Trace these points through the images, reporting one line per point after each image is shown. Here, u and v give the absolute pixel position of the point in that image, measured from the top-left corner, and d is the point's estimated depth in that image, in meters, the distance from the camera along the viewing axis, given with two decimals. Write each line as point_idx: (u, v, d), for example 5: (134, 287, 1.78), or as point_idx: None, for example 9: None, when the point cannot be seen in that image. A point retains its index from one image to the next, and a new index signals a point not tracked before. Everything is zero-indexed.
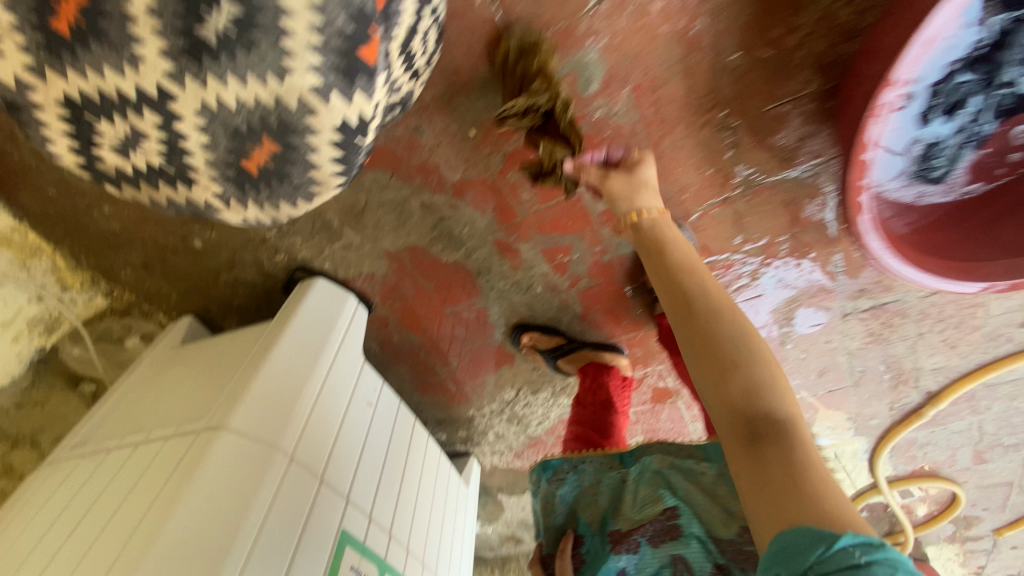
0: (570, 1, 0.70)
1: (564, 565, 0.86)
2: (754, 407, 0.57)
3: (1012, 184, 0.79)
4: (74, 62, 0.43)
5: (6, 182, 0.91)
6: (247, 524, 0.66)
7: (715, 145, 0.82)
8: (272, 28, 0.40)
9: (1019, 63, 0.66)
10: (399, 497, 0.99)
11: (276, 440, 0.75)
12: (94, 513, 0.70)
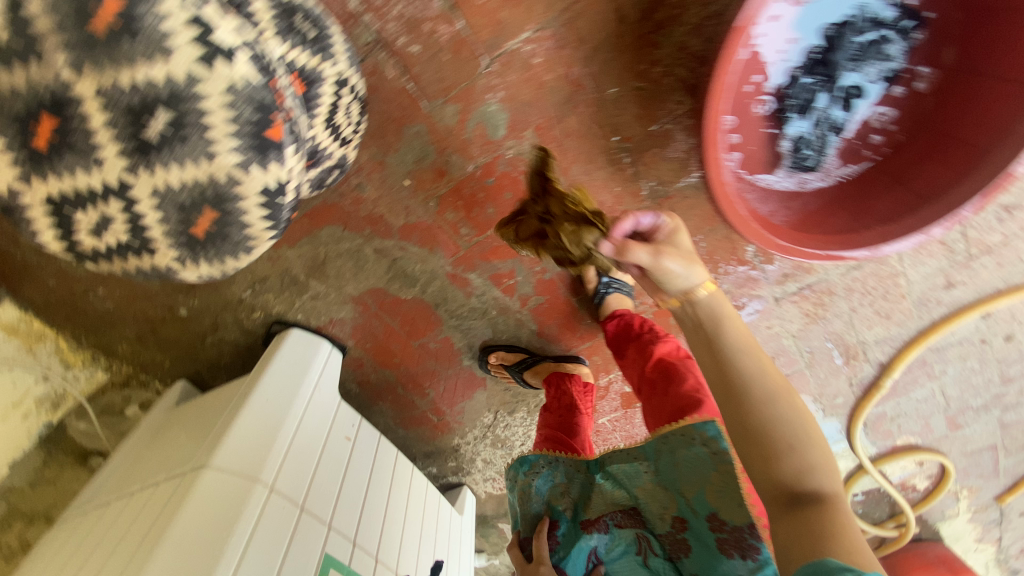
0: (466, 65, 0.84)
1: (540, 544, 0.96)
2: (803, 487, 0.58)
3: (879, 164, 0.89)
4: (56, 170, 0.56)
5: (11, 278, 1.04)
6: (230, 548, 0.74)
7: (616, 165, 0.95)
8: (197, 124, 0.52)
9: (845, 61, 0.80)
10: (383, 523, 1.05)
11: (255, 473, 0.84)
12: (96, 557, 0.78)
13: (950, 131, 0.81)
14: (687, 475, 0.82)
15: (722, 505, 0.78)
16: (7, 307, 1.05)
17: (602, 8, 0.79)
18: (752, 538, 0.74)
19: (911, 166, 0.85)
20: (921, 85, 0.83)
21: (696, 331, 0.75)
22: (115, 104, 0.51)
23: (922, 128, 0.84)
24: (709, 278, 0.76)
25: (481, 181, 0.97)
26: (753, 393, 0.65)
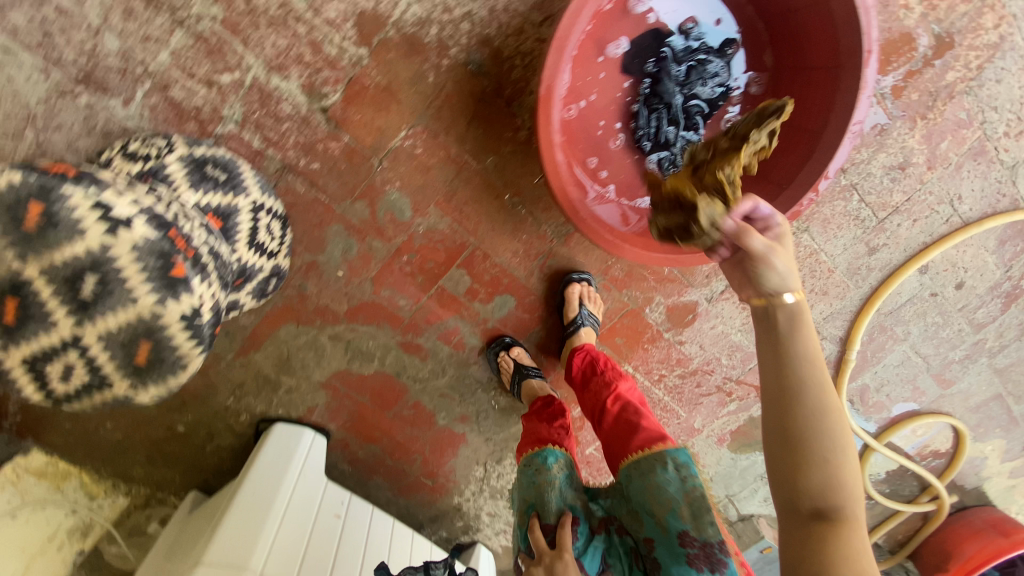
0: (362, 168, 0.99)
1: (566, 536, 0.82)
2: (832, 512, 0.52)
3: None
4: (24, 338, 0.69)
5: (34, 427, 1.19)
6: None
7: (516, 217, 1.06)
8: (117, 278, 0.66)
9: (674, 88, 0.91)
10: None
11: (244, 561, 0.92)
12: None
13: (790, 121, 0.89)
14: (663, 493, 0.81)
15: (694, 524, 0.79)
16: (34, 454, 1.18)
17: (458, 98, 0.94)
18: (719, 553, 0.77)
19: (768, 159, 0.92)
20: (756, 90, 0.93)
21: (762, 324, 0.60)
22: (54, 278, 0.65)
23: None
24: (801, 285, 0.59)
25: (402, 258, 1.09)
26: (808, 398, 0.54)
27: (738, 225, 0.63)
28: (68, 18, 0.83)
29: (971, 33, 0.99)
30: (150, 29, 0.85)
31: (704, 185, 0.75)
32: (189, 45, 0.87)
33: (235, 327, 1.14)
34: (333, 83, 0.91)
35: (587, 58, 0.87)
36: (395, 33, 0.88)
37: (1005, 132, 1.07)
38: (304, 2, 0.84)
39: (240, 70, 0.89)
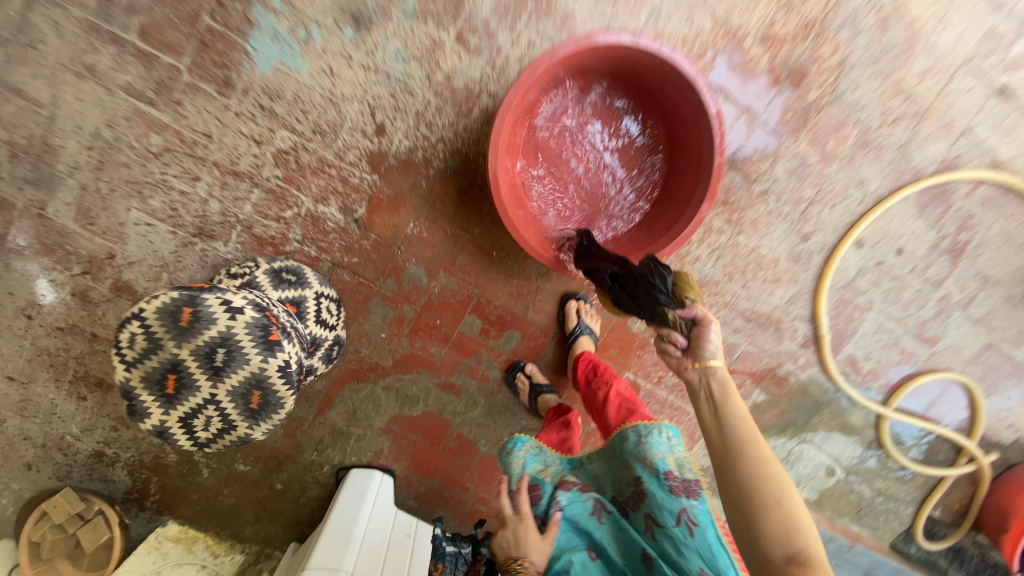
0: (388, 256, 1.36)
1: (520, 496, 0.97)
2: (786, 533, 0.70)
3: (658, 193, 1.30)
4: (180, 400, 1.06)
5: (185, 495, 1.56)
6: None
7: (507, 267, 1.38)
8: (235, 346, 1.02)
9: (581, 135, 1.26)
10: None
11: (340, 560, 1.18)
12: None
13: (685, 157, 1.22)
14: (652, 445, 0.95)
15: (677, 466, 0.92)
16: (170, 524, 1.55)
17: (445, 192, 1.32)
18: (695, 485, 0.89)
19: (675, 186, 1.25)
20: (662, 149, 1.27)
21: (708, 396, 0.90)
22: (196, 356, 1.02)
23: (672, 163, 1.26)
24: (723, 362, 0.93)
25: (427, 315, 1.42)
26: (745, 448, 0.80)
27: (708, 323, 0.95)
28: (187, 196, 1.29)
29: (820, 56, 1.25)
30: (237, 192, 1.29)
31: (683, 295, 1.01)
32: (263, 198, 1.30)
33: (313, 392, 1.46)
34: (358, 201, 1.31)
35: (588, 96, 1.23)
36: (394, 160, 1.29)
37: (881, 123, 1.31)
38: (333, 154, 1.27)
39: (296, 206, 1.31)
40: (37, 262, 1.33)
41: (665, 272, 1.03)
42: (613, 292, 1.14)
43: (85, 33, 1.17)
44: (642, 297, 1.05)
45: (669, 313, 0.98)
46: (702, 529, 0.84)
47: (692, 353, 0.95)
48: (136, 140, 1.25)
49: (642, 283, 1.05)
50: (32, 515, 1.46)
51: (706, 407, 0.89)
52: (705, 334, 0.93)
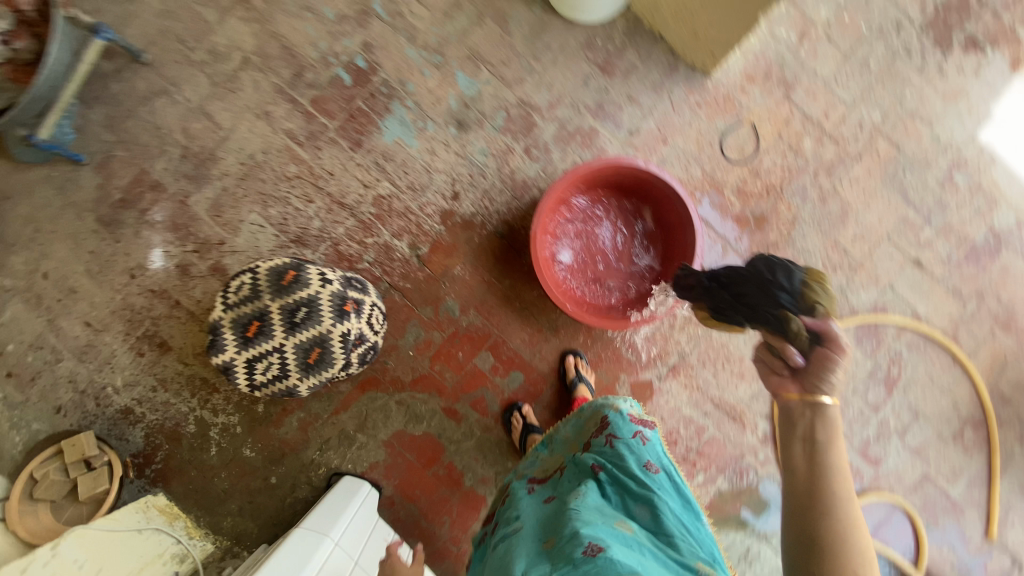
0: (434, 289, 1.73)
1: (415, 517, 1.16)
2: None
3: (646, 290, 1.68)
4: (252, 343, 1.32)
5: (185, 470, 1.69)
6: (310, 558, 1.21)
7: (523, 316, 1.75)
8: (315, 307, 1.32)
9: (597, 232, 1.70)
10: None
11: (326, 531, 1.33)
12: None
13: (670, 261, 1.64)
14: (614, 399, 1.16)
15: (634, 410, 1.14)
16: (160, 495, 1.66)
17: (489, 251, 1.74)
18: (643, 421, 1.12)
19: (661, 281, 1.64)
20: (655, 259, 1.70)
21: (802, 435, 0.85)
22: (282, 309, 1.32)
23: (658, 265, 1.68)
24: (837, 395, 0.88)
25: (452, 342, 1.73)
26: (836, 505, 0.77)
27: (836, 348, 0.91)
28: (297, 211, 1.70)
29: (778, 211, 1.74)
30: (337, 217, 1.71)
31: (814, 297, 1.02)
32: (354, 226, 1.70)
33: (337, 391, 1.70)
34: (424, 242, 1.72)
35: (608, 206, 1.70)
36: (459, 219, 1.73)
37: (825, 267, 1.73)
38: (416, 205, 1.73)
39: (377, 236, 1.72)
40: (161, 235, 1.70)
41: (791, 272, 1.08)
42: (713, 294, 1.27)
43: (275, 93, 1.73)
44: (761, 300, 1.10)
45: (793, 321, 0.99)
46: (650, 444, 1.08)
47: (803, 383, 0.90)
48: (278, 165, 1.71)
49: (759, 280, 1.13)
50: (47, 451, 1.61)
51: (799, 446, 0.84)
52: (827, 366, 0.89)
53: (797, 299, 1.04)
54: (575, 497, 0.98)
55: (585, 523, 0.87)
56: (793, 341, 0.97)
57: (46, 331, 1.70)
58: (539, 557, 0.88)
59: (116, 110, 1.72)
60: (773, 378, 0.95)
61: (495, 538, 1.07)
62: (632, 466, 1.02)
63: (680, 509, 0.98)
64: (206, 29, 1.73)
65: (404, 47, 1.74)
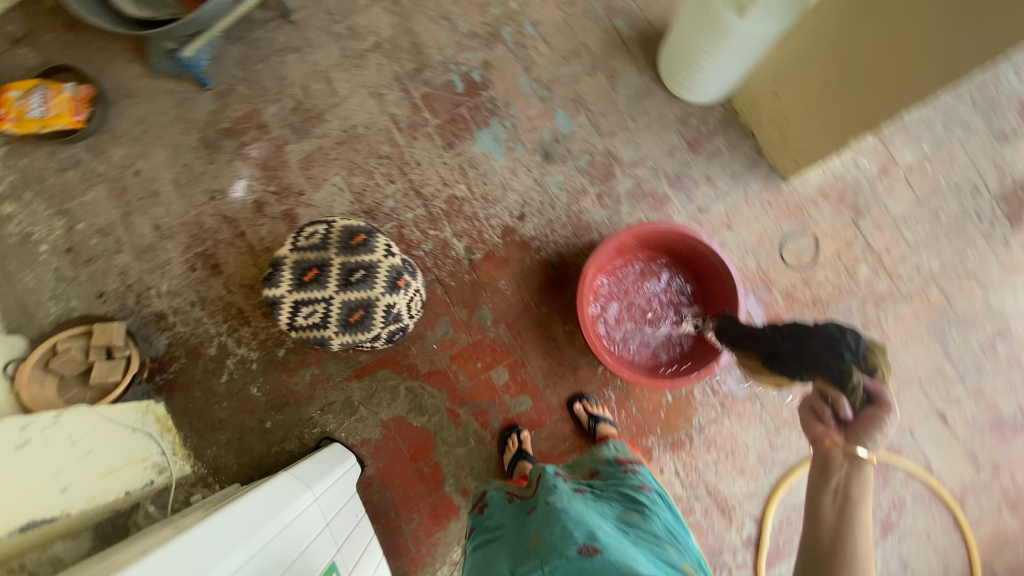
0: (474, 295, 1.80)
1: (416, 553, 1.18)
2: None
3: (677, 359, 1.72)
4: (305, 288, 1.43)
5: (191, 389, 1.76)
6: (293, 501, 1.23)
7: (548, 346, 1.80)
8: (372, 273, 1.44)
9: (642, 291, 1.77)
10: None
11: (310, 485, 1.35)
12: (178, 523, 1.22)
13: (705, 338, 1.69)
14: (609, 447, 1.29)
15: (623, 453, 1.26)
16: (161, 404, 1.73)
17: (537, 276, 1.81)
18: (633, 461, 1.22)
19: (694, 355, 1.68)
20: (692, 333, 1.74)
21: (831, 489, 0.94)
22: (342, 266, 1.43)
23: (693, 339, 1.73)
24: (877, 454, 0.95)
25: (475, 349, 1.78)
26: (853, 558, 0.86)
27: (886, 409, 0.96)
28: (377, 187, 1.83)
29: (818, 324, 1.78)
30: (410, 203, 1.83)
31: (875, 361, 1.04)
32: (423, 215, 1.82)
33: (356, 360, 1.76)
34: (479, 249, 1.81)
35: (660, 270, 1.78)
36: (518, 238, 1.82)
37: None
38: (483, 214, 1.83)
39: (440, 231, 1.82)
40: (250, 171, 1.84)
41: (852, 338, 1.08)
42: (768, 342, 1.24)
43: (393, 79, 1.89)
44: (825, 353, 1.07)
45: (855, 376, 1.00)
46: (640, 473, 1.16)
47: (848, 436, 0.97)
48: (374, 143, 1.85)
49: (825, 336, 1.11)
50: (78, 329, 1.69)
51: (829, 498, 0.93)
52: (878, 425, 0.94)
53: (861, 358, 1.04)
54: (559, 501, 0.99)
55: (579, 522, 0.90)
56: (848, 395, 1.00)
57: (117, 222, 1.82)
58: (526, 556, 0.90)
59: (252, 52, 1.89)
60: (817, 427, 1.01)
61: (475, 542, 1.10)
62: (623, 490, 1.08)
63: (672, 522, 1.05)
64: (353, 8, 1.91)
65: (518, 74, 1.89)
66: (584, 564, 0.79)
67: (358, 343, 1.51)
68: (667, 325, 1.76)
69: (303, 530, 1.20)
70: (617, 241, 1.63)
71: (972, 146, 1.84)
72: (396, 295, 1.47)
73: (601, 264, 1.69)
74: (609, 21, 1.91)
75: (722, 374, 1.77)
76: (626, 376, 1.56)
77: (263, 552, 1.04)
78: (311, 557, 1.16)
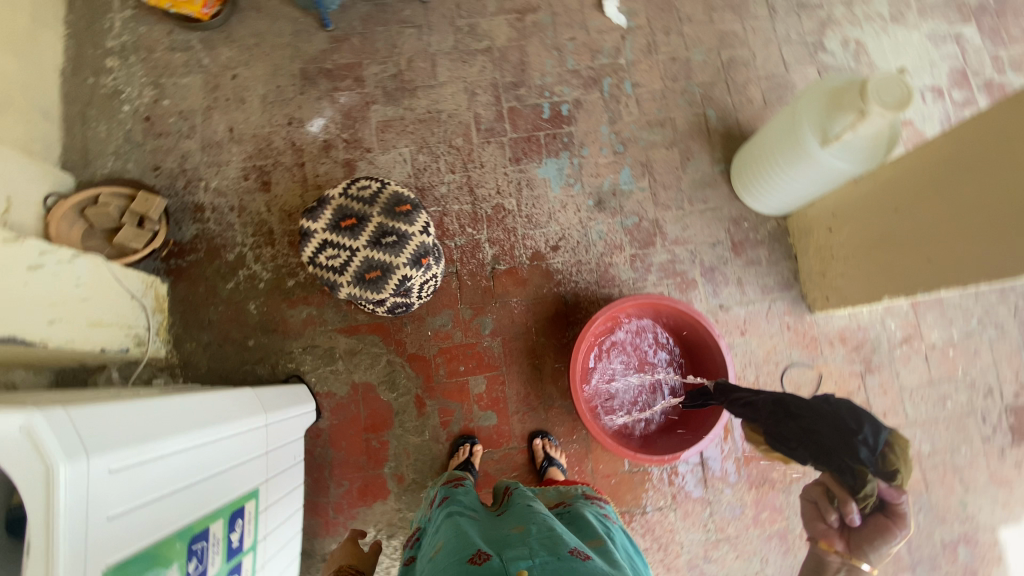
0: (484, 301, 1.84)
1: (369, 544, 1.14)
2: None
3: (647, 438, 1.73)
4: (338, 233, 1.50)
5: (197, 283, 1.82)
6: (247, 418, 1.25)
7: (532, 375, 1.82)
8: (402, 242, 1.49)
9: (640, 361, 1.79)
10: (281, 522, 1.41)
11: (267, 411, 1.36)
12: (133, 393, 1.25)
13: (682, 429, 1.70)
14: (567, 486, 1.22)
15: (589, 491, 1.20)
16: (164, 286, 1.79)
17: (547, 307, 1.85)
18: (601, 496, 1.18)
19: (665, 441, 1.69)
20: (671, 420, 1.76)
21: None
22: (378, 226, 1.50)
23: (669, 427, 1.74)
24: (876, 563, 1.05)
25: (464, 350, 1.82)
26: None
27: (896, 526, 1.02)
28: (437, 171, 1.92)
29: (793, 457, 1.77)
30: (459, 197, 1.90)
31: (892, 468, 1.02)
32: (467, 212, 1.89)
33: (353, 317, 1.81)
34: (505, 262, 1.87)
35: (664, 348, 1.80)
36: (544, 266, 1.87)
37: (800, 534, 1.74)
38: (522, 232, 1.89)
39: (476, 231, 1.88)
40: (332, 113, 1.94)
41: (870, 432, 1.06)
42: (777, 419, 1.22)
43: (490, 84, 1.99)
44: (839, 449, 1.07)
45: (869, 485, 1.01)
46: (608, 505, 1.16)
47: (850, 543, 1.06)
48: (451, 132, 1.95)
49: (838, 427, 1.10)
50: (124, 189, 1.78)
51: None
52: (883, 541, 1.02)
53: (877, 459, 1.03)
54: (513, 520, 1.00)
55: (559, 531, 0.91)
56: (858, 502, 1.03)
57: (198, 112, 1.93)
58: (510, 543, 0.88)
59: (377, 14, 2.02)
60: (819, 524, 1.11)
61: (447, 508, 1.07)
62: (591, 512, 1.07)
63: (635, 554, 1.05)
64: (480, 10, 2.04)
65: (602, 122, 1.98)
66: (576, 564, 0.79)
67: (363, 300, 1.55)
68: (650, 401, 1.77)
69: (243, 449, 1.21)
70: (636, 304, 1.66)
71: (999, 350, 1.84)
72: (415, 271, 1.52)
73: (611, 320, 1.73)
74: (702, 107, 2.00)
75: (683, 468, 1.77)
76: (593, 430, 1.57)
77: (206, 449, 1.05)
78: (240, 473, 1.17)
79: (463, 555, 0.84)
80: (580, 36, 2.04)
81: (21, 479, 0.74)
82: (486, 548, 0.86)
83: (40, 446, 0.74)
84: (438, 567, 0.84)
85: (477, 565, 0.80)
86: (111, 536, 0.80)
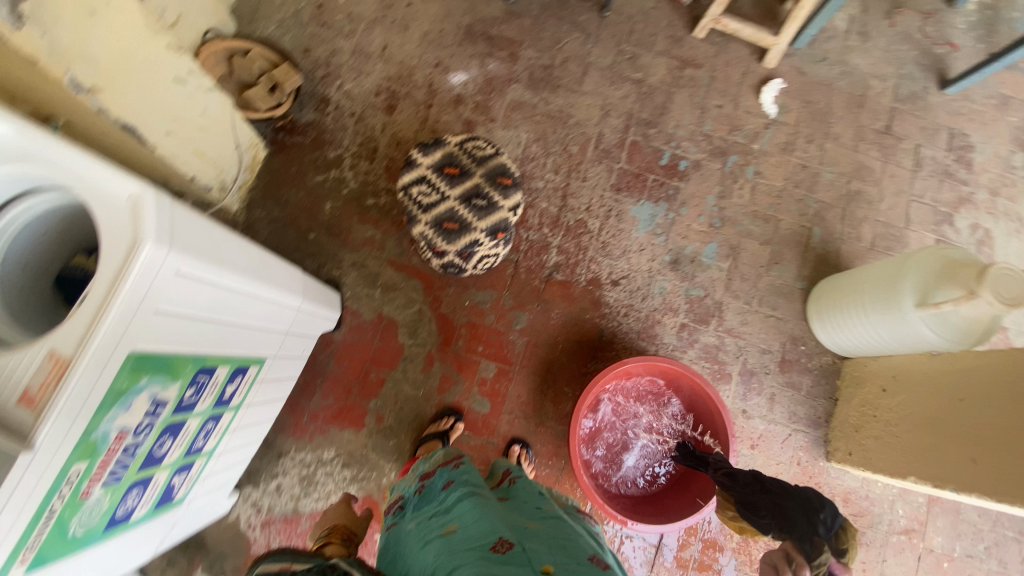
0: (528, 299, 1.86)
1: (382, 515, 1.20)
2: None
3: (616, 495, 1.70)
4: (437, 175, 1.56)
5: (291, 163, 1.91)
6: (290, 296, 1.30)
7: (539, 386, 1.82)
8: (490, 210, 1.54)
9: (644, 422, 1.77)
10: (265, 402, 1.45)
11: (307, 299, 1.42)
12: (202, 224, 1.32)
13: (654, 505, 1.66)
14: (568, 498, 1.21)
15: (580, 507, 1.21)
16: (264, 152, 1.89)
17: (582, 332, 1.86)
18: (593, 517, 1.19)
19: (631, 507, 1.66)
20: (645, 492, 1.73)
21: None
22: (475, 186, 1.55)
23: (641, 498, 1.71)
24: None
25: (490, 333, 1.84)
26: None
27: None
28: (542, 166, 1.96)
29: None
30: (551, 197, 1.94)
31: (841, 548, 1.10)
32: (552, 214, 1.93)
33: (408, 256, 1.86)
34: (564, 273, 1.89)
35: (672, 422, 1.77)
36: (597, 294, 1.88)
37: None
38: (592, 254, 1.91)
39: (552, 234, 1.91)
40: (476, 74, 2.02)
41: (829, 514, 1.14)
42: (742, 487, 1.26)
43: (625, 113, 2.04)
44: (801, 520, 1.12)
45: (822, 557, 1.06)
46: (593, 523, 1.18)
47: None
48: (571, 138, 2.00)
49: (806, 504, 1.16)
50: (274, 56, 1.90)
51: None
52: None
53: (832, 535, 1.11)
54: (506, 515, 1.01)
55: (573, 537, 0.95)
56: (812, 568, 1.06)
57: (364, 20, 2.05)
58: (530, 536, 0.92)
59: (555, 8, 2.11)
60: None
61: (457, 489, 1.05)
62: (582, 523, 1.09)
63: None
64: (648, 45, 2.10)
65: (710, 192, 1.99)
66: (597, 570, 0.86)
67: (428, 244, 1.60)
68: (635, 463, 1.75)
69: (273, 319, 1.25)
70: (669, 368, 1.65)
71: None
72: (488, 241, 1.56)
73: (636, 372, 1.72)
74: (810, 223, 1.99)
75: (636, 540, 1.73)
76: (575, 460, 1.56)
77: (250, 300, 1.11)
78: (260, 338, 1.22)
79: (485, 542, 0.87)
80: (727, 107, 2.06)
81: (111, 237, 0.81)
82: (507, 536, 0.89)
83: (140, 216, 0.81)
84: (460, 549, 0.88)
85: (503, 555, 0.83)
86: (150, 324, 0.86)
